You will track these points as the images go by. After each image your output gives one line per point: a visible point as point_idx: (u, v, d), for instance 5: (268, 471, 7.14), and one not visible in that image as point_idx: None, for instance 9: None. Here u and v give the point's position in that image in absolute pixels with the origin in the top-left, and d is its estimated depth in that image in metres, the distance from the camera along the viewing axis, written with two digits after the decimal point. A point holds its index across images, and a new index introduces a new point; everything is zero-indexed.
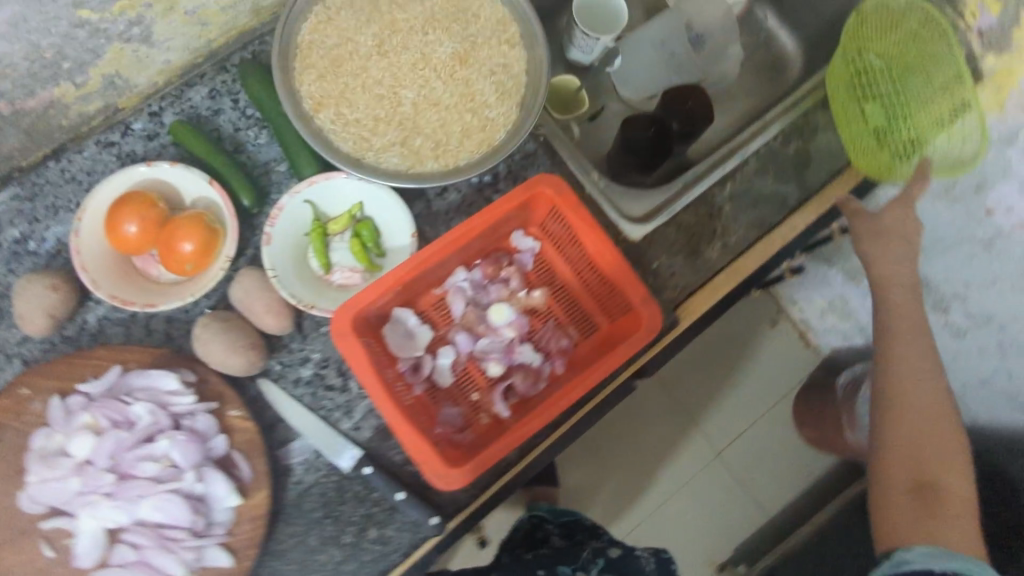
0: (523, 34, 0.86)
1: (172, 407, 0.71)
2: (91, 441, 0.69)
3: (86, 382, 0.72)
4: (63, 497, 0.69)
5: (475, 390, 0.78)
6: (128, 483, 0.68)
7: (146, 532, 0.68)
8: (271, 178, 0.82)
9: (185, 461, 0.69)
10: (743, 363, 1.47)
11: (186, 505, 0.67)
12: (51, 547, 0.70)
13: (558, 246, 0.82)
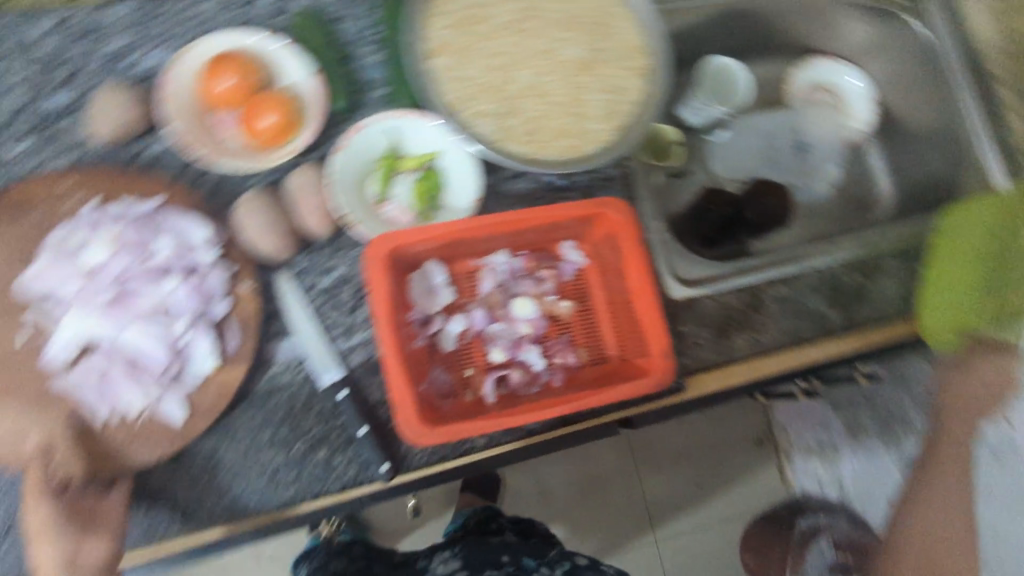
0: (653, 69, 0.86)
1: (192, 254, 0.71)
2: (110, 256, 0.70)
3: (123, 200, 0.72)
4: (59, 293, 0.69)
5: (471, 367, 0.78)
6: (124, 305, 0.69)
7: (120, 356, 0.68)
8: (365, 97, 0.81)
9: (183, 308, 0.70)
10: (712, 460, 1.50)
11: (168, 347, 0.68)
12: (25, 336, 0.69)
13: (601, 269, 0.83)
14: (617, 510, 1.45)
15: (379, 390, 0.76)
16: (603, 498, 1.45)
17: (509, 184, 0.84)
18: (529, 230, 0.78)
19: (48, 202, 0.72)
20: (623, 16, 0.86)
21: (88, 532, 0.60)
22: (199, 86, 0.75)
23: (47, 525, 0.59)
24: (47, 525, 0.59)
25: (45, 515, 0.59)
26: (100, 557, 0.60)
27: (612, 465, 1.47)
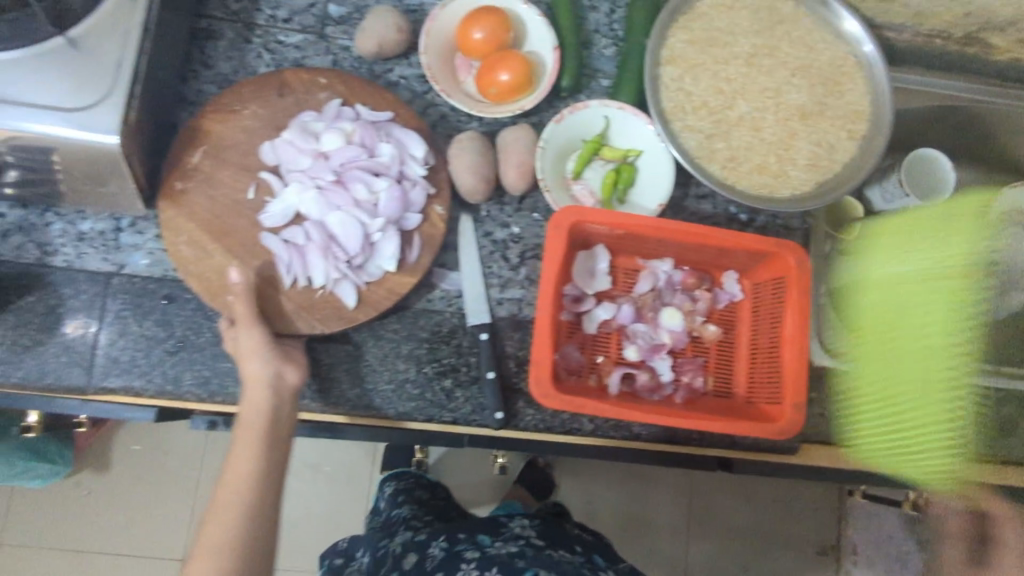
0: (866, 136, 0.85)
1: (406, 167, 0.77)
2: (339, 146, 0.76)
3: (365, 104, 0.79)
4: (290, 165, 0.76)
5: (603, 355, 0.81)
6: (338, 192, 0.75)
7: (320, 233, 0.75)
8: (591, 82, 0.87)
9: (385, 210, 0.75)
10: (768, 541, 1.45)
11: (361, 240, 0.74)
12: (255, 191, 0.76)
13: (756, 308, 0.83)
14: (661, 552, 1.43)
15: (515, 346, 0.80)
16: (651, 537, 1.43)
17: (694, 203, 0.87)
18: (702, 248, 0.79)
19: (302, 86, 0.79)
20: (855, 80, 0.87)
21: (289, 359, 0.71)
22: (457, 30, 0.81)
23: (258, 341, 0.70)
24: (257, 343, 0.70)
25: (259, 333, 0.70)
26: (294, 380, 0.71)
27: (669, 505, 1.44)
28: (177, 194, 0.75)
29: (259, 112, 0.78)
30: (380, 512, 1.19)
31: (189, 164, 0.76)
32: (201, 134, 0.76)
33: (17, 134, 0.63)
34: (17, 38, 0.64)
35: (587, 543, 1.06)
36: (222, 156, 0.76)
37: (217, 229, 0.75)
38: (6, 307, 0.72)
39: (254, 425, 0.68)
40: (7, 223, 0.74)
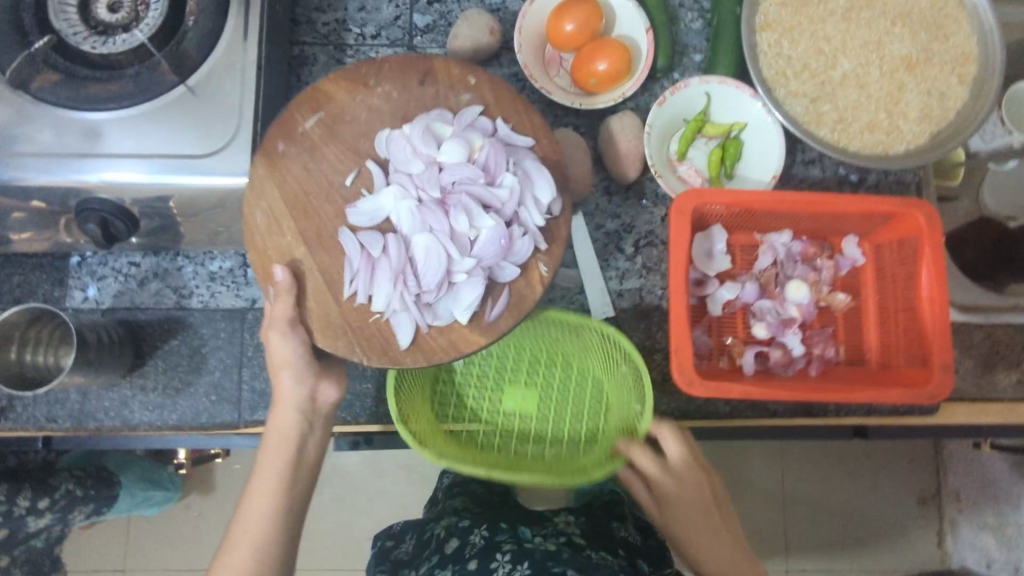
0: (978, 78, 0.81)
1: (520, 208, 0.66)
2: (454, 162, 0.66)
3: (503, 126, 0.69)
4: (396, 170, 0.67)
5: (730, 335, 0.81)
6: (438, 214, 0.66)
7: (402, 252, 0.65)
8: (683, 60, 0.85)
9: (477, 248, 0.65)
10: (863, 500, 1.43)
11: (439, 278, 0.64)
12: (353, 180, 0.68)
13: (881, 272, 0.82)
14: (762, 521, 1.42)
15: (643, 337, 0.80)
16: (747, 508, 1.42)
17: (803, 168, 0.85)
18: (824, 217, 0.78)
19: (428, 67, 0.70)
20: (959, 21, 0.83)
21: (324, 374, 0.69)
22: (547, 22, 0.80)
23: (292, 361, 0.66)
24: (294, 357, 0.66)
25: (296, 344, 0.65)
26: (325, 402, 0.70)
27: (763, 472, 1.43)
28: (280, 157, 0.67)
29: (393, 96, 0.70)
30: (437, 502, 1.06)
31: (307, 139, 0.68)
32: (313, 110, 0.69)
33: (159, 188, 0.64)
34: (145, 93, 0.65)
35: (635, 547, 0.90)
36: (337, 136, 0.69)
37: (302, 210, 0.67)
38: (154, 353, 0.75)
39: (279, 454, 0.68)
40: (143, 271, 0.76)
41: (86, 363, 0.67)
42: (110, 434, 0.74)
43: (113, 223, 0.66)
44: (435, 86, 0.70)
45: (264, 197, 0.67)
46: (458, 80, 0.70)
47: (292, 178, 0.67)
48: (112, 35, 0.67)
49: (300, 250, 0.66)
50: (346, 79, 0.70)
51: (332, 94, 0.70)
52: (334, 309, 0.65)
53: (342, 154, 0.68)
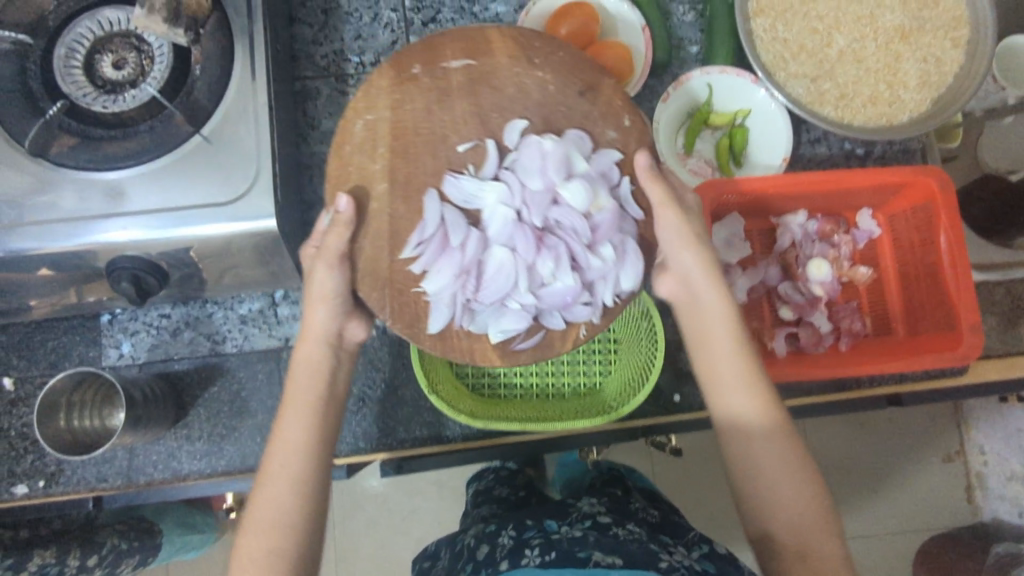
0: (972, 40, 0.83)
1: (597, 279, 0.61)
2: (564, 186, 0.60)
3: (631, 193, 0.63)
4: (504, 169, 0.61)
5: (758, 320, 0.83)
6: (528, 235, 0.60)
7: (477, 255, 0.60)
8: (680, 54, 0.86)
9: (537, 289, 0.60)
10: (889, 468, 1.44)
11: (496, 297, 0.60)
12: (465, 148, 0.60)
13: (898, 242, 0.84)
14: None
15: (673, 331, 0.81)
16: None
17: (810, 148, 0.86)
18: (838, 194, 0.79)
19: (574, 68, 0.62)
20: None
21: (355, 313, 0.64)
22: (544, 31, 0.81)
23: (329, 293, 0.61)
24: (330, 290, 0.61)
25: (338, 280, 0.60)
26: (353, 340, 0.65)
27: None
28: (411, 81, 0.61)
29: (548, 87, 0.61)
30: (467, 515, 1.05)
31: (446, 84, 0.61)
32: (465, 52, 0.61)
33: (186, 239, 0.65)
34: (163, 147, 0.66)
35: (654, 525, 0.88)
36: (476, 97, 0.61)
37: (403, 150, 0.60)
38: (195, 402, 0.75)
39: (309, 388, 0.62)
40: (174, 322, 0.77)
41: (134, 421, 0.68)
42: (160, 488, 0.75)
43: (144, 278, 0.67)
44: (596, 104, 0.62)
45: (374, 112, 0.60)
46: (614, 113, 0.62)
47: (409, 120, 0.60)
48: (120, 93, 0.68)
49: (382, 185, 0.60)
50: (515, 42, 0.62)
51: (493, 44, 0.62)
52: (383, 262, 0.60)
53: (465, 120, 0.60)
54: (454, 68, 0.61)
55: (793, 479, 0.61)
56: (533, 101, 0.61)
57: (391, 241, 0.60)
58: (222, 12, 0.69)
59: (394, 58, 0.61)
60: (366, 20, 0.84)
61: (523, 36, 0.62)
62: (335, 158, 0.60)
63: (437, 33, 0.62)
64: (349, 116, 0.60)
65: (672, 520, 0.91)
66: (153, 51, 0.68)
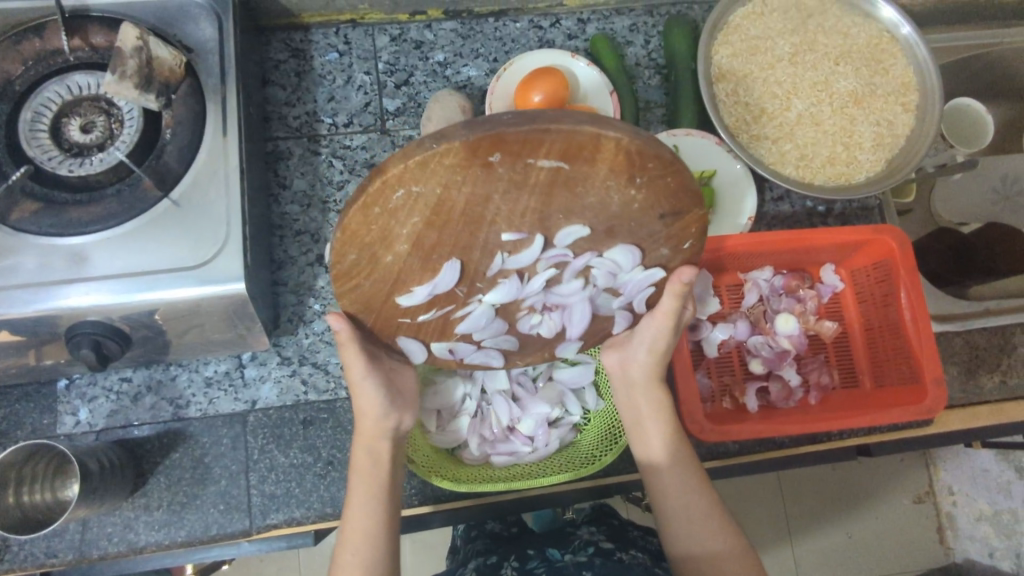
0: (920, 105, 0.88)
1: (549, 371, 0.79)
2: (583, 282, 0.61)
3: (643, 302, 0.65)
4: (534, 265, 0.57)
5: (730, 374, 0.84)
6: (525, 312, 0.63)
7: (469, 320, 0.62)
8: (647, 116, 0.90)
9: (508, 341, 0.67)
10: (864, 513, 1.45)
11: (472, 349, 0.66)
12: (510, 234, 0.53)
13: (861, 296, 0.86)
14: (763, 529, 1.42)
15: None
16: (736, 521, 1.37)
17: (773, 206, 0.89)
18: (803, 251, 0.82)
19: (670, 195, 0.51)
20: (896, 55, 0.89)
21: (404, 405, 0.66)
22: (515, 94, 0.83)
23: (376, 399, 0.63)
24: (377, 398, 0.63)
25: (376, 387, 0.63)
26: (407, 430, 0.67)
27: (762, 490, 1.43)
28: (484, 167, 0.46)
29: (630, 206, 0.52)
30: (458, 551, 1.00)
31: (522, 179, 0.48)
32: (561, 153, 0.46)
33: (149, 304, 0.63)
34: (130, 212, 0.65)
35: (655, 553, 0.87)
36: (548, 197, 0.50)
37: (441, 223, 0.50)
38: (155, 470, 0.72)
39: (373, 477, 0.63)
40: (135, 386, 0.74)
41: (90, 493, 0.65)
42: (115, 562, 0.71)
43: (106, 344, 0.65)
44: (669, 226, 0.55)
45: (422, 186, 0.47)
46: (680, 236, 0.56)
47: (459, 201, 0.49)
48: (88, 156, 0.67)
49: (403, 246, 0.52)
50: (627, 157, 0.47)
51: (600, 154, 0.46)
52: (379, 298, 0.57)
53: (524, 213, 0.51)
54: (541, 165, 0.47)
55: (709, 506, 0.65)
56: (607, 212, 0.52)
57: (394, 282, 0.55)
58: (195, 78, 0.70)
59: (474, 135, 0.43)
60: (340, 82, 0.85)
61: (642, 153, 0.47)
62: (357, 215, 0.48)
63: (545, 122, 0.43)
64: (388, 181, 0.46)
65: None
66: (122, 114, 0.68)
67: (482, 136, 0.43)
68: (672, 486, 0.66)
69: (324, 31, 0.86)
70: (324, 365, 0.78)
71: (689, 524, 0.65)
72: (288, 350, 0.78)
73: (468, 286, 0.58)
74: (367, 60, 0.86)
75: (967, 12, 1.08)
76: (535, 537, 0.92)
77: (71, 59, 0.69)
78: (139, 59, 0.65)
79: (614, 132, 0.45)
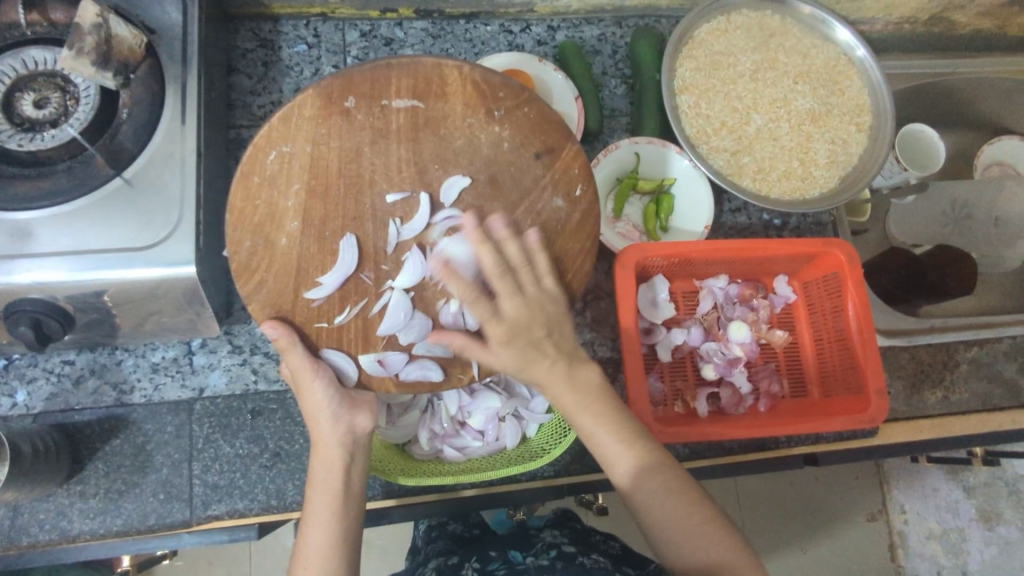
0: (873, 127, 0.91)
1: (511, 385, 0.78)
2: None
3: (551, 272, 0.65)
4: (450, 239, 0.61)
5: (682, 379, 0.86)
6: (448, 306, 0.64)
7: (387, 315, 0.63)
8: (611, 124, 0.91)
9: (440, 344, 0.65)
10: (822, 530, 1.45)
11: (402, 357, 0.64)
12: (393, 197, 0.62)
13: (812, 308, 0.88)
14: None
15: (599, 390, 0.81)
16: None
17: (731, 217, 0.91)
18: (756, 261, 0.83)
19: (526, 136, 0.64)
20: (851, 77, 0.93)
21: (354, 404, 0.63)
22: None
23: (325, 401, 0.61)
24: (326, 399, 0.61)
25: (323, 390, 0.61)
26: (364, 431, 0.63)
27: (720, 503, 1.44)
28: (343, 113, 0.60)
29: (501, 146, 0.63)
30: (416, 553, 0.99)
31: (385, 125, 0.61)
32: (412, 92, 0.61)
33: (98, 284, 0.62)
34: (80, 189, 0.64)
35: (617, 555, 0.87)
36: (417, 144, 0.62)
37: (323, 188, 0.61)
38: (94, 456, 0.71)
39: (326, 488, 0.60)
40: (77, 370, 0.73)
41: (20, 476, 0.63)
42: (46, 551, 0.69)
43: (47, 322, 0.63)
44: (549, 169, 0.65)
45: (291, 145, 0.59)
46: (566, 180, 0.65)
47: (332, 159, 0.60)
48: (40, 131, 0.66)
49: (292, 223, 0.61)
50: (474, 89, 0.62)
51: (448, 87, 0.61)
52: (286, 296, 0.61)
53: (399, 168, 0.62)
54: (397, 107, 0.61)
55: (693, 511, 0.62)
56: (481, 156, 0.63)
57: (296, 279, 0.61)
58: (155, 58, 0.69)
59: (328, 82, 0.59)
60: (307, 74, 0.85)
61: (485, 82, 0.62)
62: (241, 187, 0.59)
63: (383, 63, 0.60)
64: (261, 143, 0.59)
65: (632, 550, 0.91)
66: (79, 91, 0.67)
67: (335, 81, 0.59)
68: (660, 487, 0.62)
69: (293, 22, 0.86)
70: (275, 356, 0.77)
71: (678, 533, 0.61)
72: (239, 339, 0.77)
73: (375, 269, 0.63)
74: (336, 54, 0.86)
75: (924, 41, 1.12)
76: (492, 542, 0.91)
77: (28, 33, 0.68)
78: (97, 36, 0.63)
79: (453, 63, 0.61)
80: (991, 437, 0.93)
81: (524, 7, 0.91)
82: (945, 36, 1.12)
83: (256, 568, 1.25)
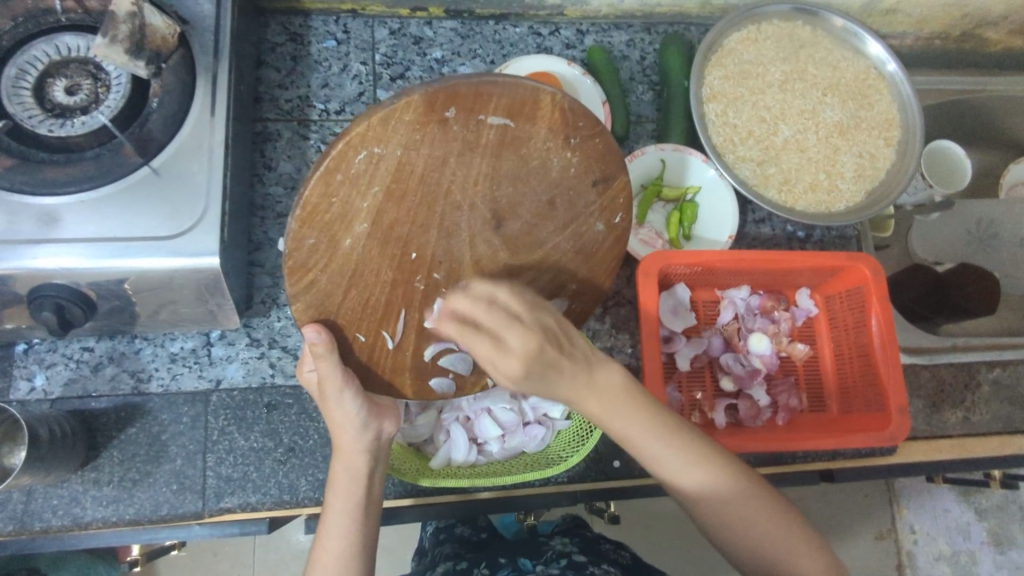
0: (902, 141, 0.90)
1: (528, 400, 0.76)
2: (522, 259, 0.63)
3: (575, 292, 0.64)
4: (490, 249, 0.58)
5: (700, 389, 0.85)
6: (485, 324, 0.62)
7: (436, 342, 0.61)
8: (638, 129, 0.91)
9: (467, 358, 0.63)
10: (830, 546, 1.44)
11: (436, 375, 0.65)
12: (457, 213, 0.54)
13: (834, 322, 0.87)
14: None
15: None
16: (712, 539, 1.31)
17: (754, 227, 0.90)
18: (778, 273, 0.83)
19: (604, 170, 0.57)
20: (881, 91, 0.92)
21: (382, 412, 0.62)
22: None
23: (353, 414, 0.59)
24: (356, 412, 0.59)
25: (353, 399, 0.59)
26: (388, 437, 0.64)
27: None
28: (440, 124, 0.49)
29: (569, 171, 0.55)
30: (423, 556, 0.99)
31: (473, 139, 0.50)
32: (507, 109, 0.50)
33: (119, 271, 0.61)
34: (107, 176, 0.64)
35: (626, 567, 0.87)
36: (498, 160, 0.52)
37: (400, 196, 0.51)
38: (109, 444, 0.71)
39: (350, 496, 0.61)
40: (96, 357, 0.73)
41: (37, 461, 0.63)
42: (57, 536, 0.69)
43: (69, 308, 0.63)
44: (601, 196, 0.58)
45: (383, 147, 0.48)
46: (612, 208, 0.59)
47: (419, 165, 0.50)
48: (70, 118, 0.66)
49: (361, 226, 0.51)
50: (562, 115, 0.52)
51: (541, 111, 0.51)
52: (336, 298, 0.54)
53: (476, 182, 0.52)
54: (490, 123, 0.50)
55: (756, 514, 0.62)
56: (549, 179, 0.55)
57: (348, 283, 0.53)
58: (187, 48, 0.69)
59: (430, 90, 0.47)
60: (335, 70, 0.85)
61: (574, 110, 0.52)
62: (318, 183, 0.48)
63: (493, 76, 0.48)
64: (351, 140, 0.47)
65: (639, 558, 0.91)
66: (109, 79, 0.68)
67: (440, 90, 0.46)
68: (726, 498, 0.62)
69: (323, 18, 0.86)
70: (293, 350, 0.77)
71: (786, 556, 0.61)
72: (258, 332, 0.77)
73: (426, 277, 0.56)
74: (365, 51, 0.86)
75: (953, 57, 1.11)
76: (499, 548, 0.90)
77: (62, 20, 0.68)
78: (131, 25, 0.64)
79: (552, 86, 0.50)
80: (1011, 460, 0.92)
81: (554, 11, 0.91)
82: (975, 53, 1.11)
83: (259, 564, 1.25)
